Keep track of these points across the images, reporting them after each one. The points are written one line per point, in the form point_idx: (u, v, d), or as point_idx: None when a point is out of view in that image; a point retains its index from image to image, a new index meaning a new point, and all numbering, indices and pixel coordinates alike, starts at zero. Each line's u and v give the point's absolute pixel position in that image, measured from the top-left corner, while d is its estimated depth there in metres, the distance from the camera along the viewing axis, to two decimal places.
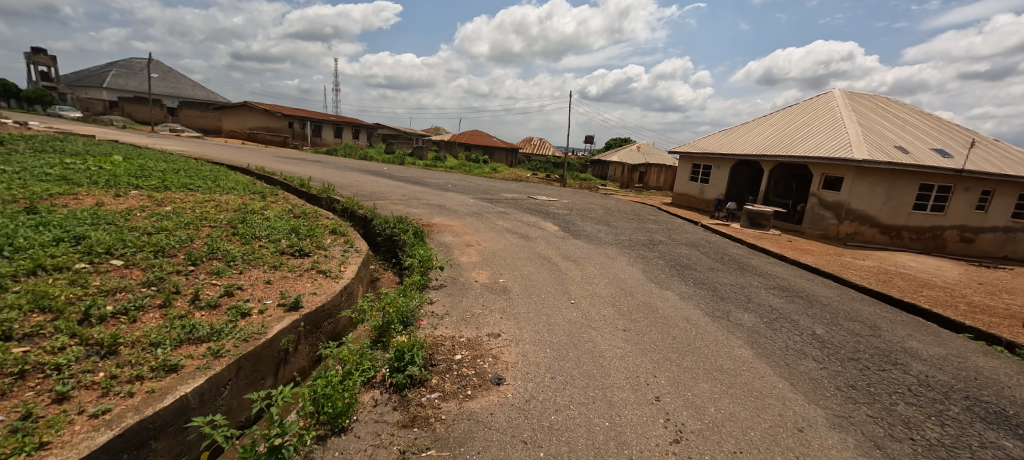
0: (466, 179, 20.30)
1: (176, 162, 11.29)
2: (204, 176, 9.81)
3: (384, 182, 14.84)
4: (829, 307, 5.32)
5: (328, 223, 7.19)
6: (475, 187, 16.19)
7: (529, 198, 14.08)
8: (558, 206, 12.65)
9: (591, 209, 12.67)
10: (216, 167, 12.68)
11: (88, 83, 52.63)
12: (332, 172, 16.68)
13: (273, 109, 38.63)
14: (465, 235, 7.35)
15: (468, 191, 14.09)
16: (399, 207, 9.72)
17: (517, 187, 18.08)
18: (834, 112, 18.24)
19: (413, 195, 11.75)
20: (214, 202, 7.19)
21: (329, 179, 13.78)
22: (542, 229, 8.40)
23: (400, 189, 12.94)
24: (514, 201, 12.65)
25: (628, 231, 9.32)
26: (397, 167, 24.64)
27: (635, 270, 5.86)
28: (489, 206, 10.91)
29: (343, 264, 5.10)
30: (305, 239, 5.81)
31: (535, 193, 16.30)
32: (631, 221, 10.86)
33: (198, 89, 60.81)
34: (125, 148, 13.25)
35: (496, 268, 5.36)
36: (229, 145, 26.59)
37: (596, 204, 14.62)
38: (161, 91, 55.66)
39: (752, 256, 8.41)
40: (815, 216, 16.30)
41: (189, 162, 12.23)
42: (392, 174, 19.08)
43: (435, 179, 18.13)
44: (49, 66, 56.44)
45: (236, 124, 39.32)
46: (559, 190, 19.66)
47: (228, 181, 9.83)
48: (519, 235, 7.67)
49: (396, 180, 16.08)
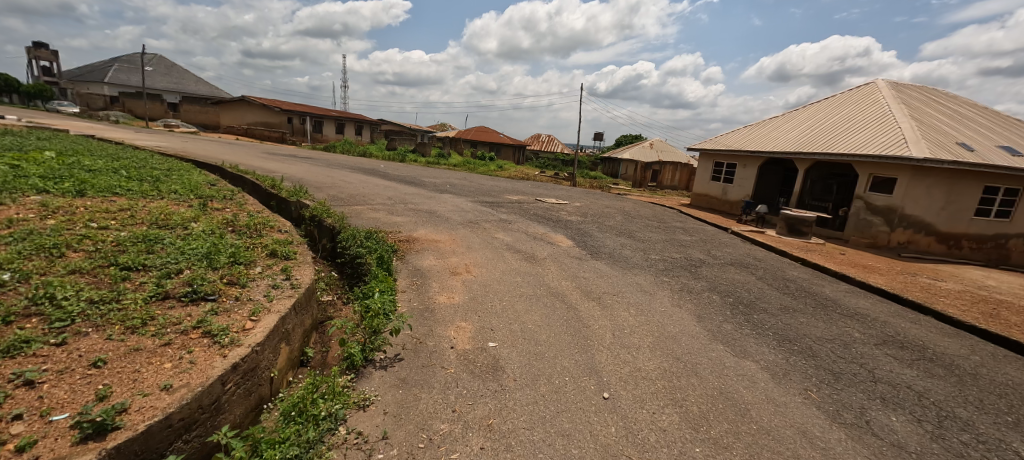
0: (468, 178, 18.60)
1: (127, 160, 9.74)
2: (148, 177, 8.20)
3: (373, 182, 13.20)
4: (986, 383, 3.53)
5: (272, 240, 5.49)
6: (477, 187, 14.49)
7: (536, 201, 12.36)
8: (570, 211, 10.89)
9: (608, 214, 10.90)
10: (181, 165, 11.15)
11: (90, 78, 51.92)
12: (319, 170, 15.10)
13: (272, 104, 37.29)
14: (451, 256, 5.60)
15: (467, 193, 12.38)
16: (378, 214, 8.02)
17: (524, 188, 16.33)
18: (881, 104, 16.14)
19: (402, 198, 10.08)
20: (128, 213, 5.58)
21: (311, 179, 12.18)
22: (551, 245, 6.64)
23: (387, 191, 11.27)
24: (519, 205, 10.92)
25: (657, 245, 7.53)
26: (395, 164, 23.06)
27: (688, 317, 4.06)
28: (489, 212, 9.21)
29: (255, 314, 3.39)
30: (217, 269, 4.11)
31: (544, 195, 14.56)
32: (658, 231, 9.06)
33: (201, 84, 59.91)
34: (83, 144, 11.78)
35: (484, 319, 3.60)
36: (221, 142, 25.23)
37: (613, 207, 12.83)
38: (164, 86, 54.82)
39: (821, 281, 6.57)
40: (861, 222, 14.34)
41: (147, 160, 10.67)
42: (387, 172, 17.41)
43: (434, 179, 16.46)
44: (53, 61, 55.92)
45: (234, 119, 38.11)
46: (569, 190, 17.86)
47: (176, 182, 8.21)
48: (522, 255, 5.93)
49: (389, 180, 14.45)
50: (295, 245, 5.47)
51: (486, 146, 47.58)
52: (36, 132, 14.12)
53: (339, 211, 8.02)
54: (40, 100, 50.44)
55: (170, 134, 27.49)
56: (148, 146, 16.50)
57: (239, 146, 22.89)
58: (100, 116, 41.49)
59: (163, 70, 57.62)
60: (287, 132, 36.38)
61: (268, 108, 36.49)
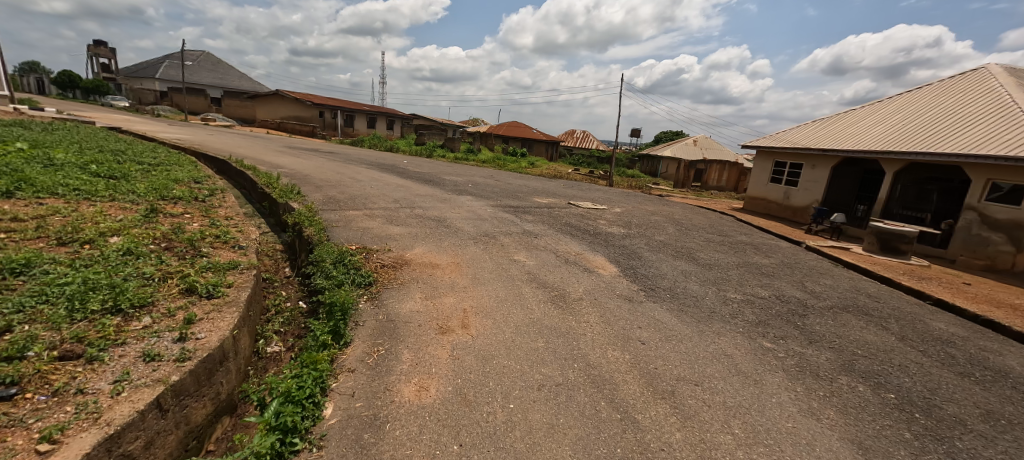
0: (495, 177, 17.01)
1: (112, 154, 8.72)
2: (117, 173, 7.04)
3: (387, 180, 11.83)
4: None
5: (206, 264, 4.02)
6: (503, 188, 12.84)
7: (569, 205, 10.58)
8: (611, 220, 9.02)
9: (657, 225, 8.98)
10: (178, 160, 10.13)
11: (143, 75, 54.33)
12: (334, 165, 13.93)
13: (305, 98, 37.19)
14: (446, 292, 3.95)
15: (489, 195, 10.77)
16: (370, 223, 6.50)
17: (556, 189, 14.51)
18: (998, 93, 13.16)
19: (409, 201, 8.58)
20: (37, 223, 4.31)
21: (316, 176, 10.93)
22: (587, 275, 4.86)
23: (397, 191, 9.79)
24: (548, 211, 9.18)
25: (732, 275, 5.58)
26: (420, 160, 21.86)
27: (845, 452, 2.23)
28: (509, 221, 7.54)
29: (52, 436, 1.88)
30: (67, 325, 2.63)
31: (580, 198, 12.70)
32: (726, 252, 7.06)
33: (244, 80, 61.51)
34: (83, 136, 11.01)
35: (468, 458, 1.96)
36: (250, 135, 24.91)
37: (660, 215, 10.83)
38: (209, 81, 56.66)
39: (990, 342, 4.44)
40: (972, 239, 11.65)
41: (140, 154, 9.68)
42: (408, 168, 16.06)
43: (456, 176, 14.99)
44: (111, 59, 59.03)
45: (268, 113, 38.26)
46: (608, 192, 15.83)
47: (147, 180, 7.02)
48: (547, 291, 4.19)
49: (406, 177, 13.08)
50: (233, 274, 3.96)
51: (518, 142, 45.97)
52: (53, 124, 13.66)
53: (326, 218, 6.53)
54: (98, 95, 53.33)
55: (203, 127, 27.55)
56: (166, 140, 15.92)
57: (264, 140, 22.30)
58: (148, 110, 43.05)
59: (209, 65, 59.59)
60: (318, 126, 36.18)
61: (300, 102, 36.34)
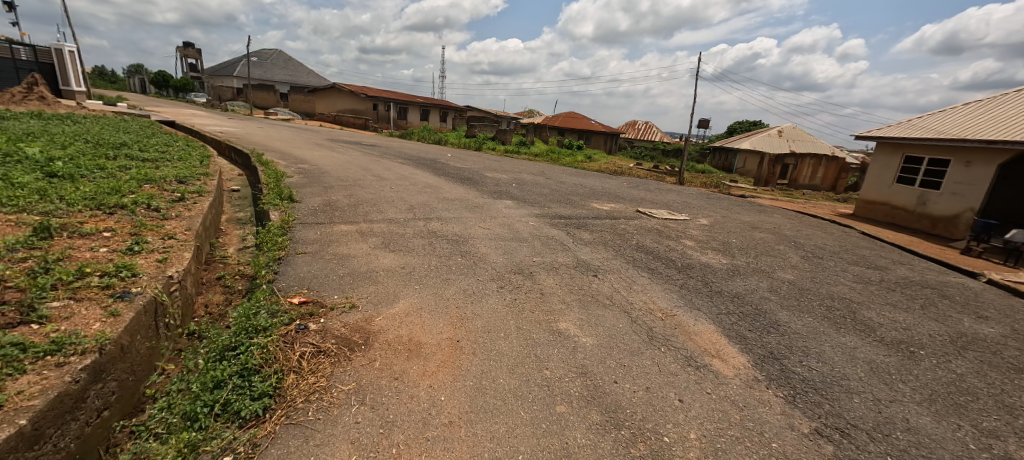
0: (547, 173, 14.78)
1: (106, 149, 7.65)
2: (76, 171, 5.75)
3: (416, 175, 10.09)
4: None
5: (1, 350, 2.24)
6: (553, 188, 10.62)
7: (639, 214, 8.12)
8: (700, 240, 6.49)
9: (769, 249, 6.32)
10: (187, 154, 9.02)
11: (222, 72, 58.11)
12: (366, 159, 12.49)
13: (360, 90, 37.04)
14: (406, 443, 1.88)
15: (534, 198, 8.62)
16: (358, 244, 4.60)
17: (618, 190, 12.01)
18: None
19: (429, 207, 6.69)
20: None
21: (336, 172, 9.43)
22: (694, 382, 2.55)
23: (419, 192, 7.94)
24: (611, 224, 6.87)
25: (968, 380, 3.00)
26: (466, 154, 20.12)
27: None
28: (555, 242, 5.36)
29: None
30: None
31: (650, 202, 10.13)
32: (908, 310, 4.35)
33: (310, 75, 63.92)
34: (105, 127, 10.32)
35: None
36: (301, 128, 24.70)
37: (765, 230, 8.03)
38: (279, 77, 59.46)
39: None
40: None
41: (145, 148, 8.63)
42: (448, 162, 14.33)
43: (501, 172, 12.95)
44: (197, 59, 63.96)
45: (326, 106, 38.71)
46: (684, 194, 12.96)
47: (106, 180, 5.64)
48: (621, 443, 1.98)
49: (441, 173, 11.27)
50: (31, 376, 2.15)
51: (574, 133, 43.14)
52: (99, 117, 13.45)
53: (300, 235, 4.72)
54: (185, 92, 57.96)
55: (261, 121, 27.98)
56: (209, 133, 15.45)
57: (311, 132, 21.77)
58: (222, 107, 45.32)
59: (280, 61, 62.52)
60: (372, 119, 35.96)
61: (355, 95, 36.26)
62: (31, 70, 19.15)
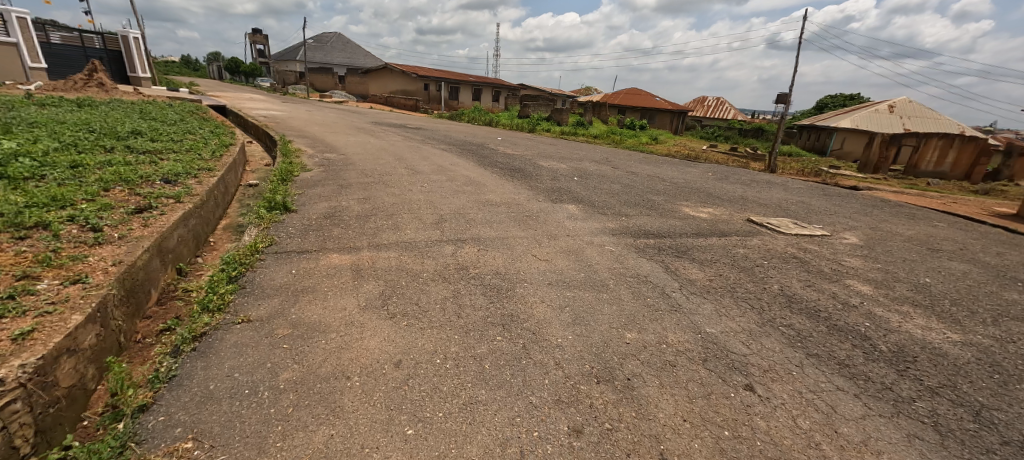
0: (612, 160, 12.46)
1: (104, 139, 6.64)
2: (31, 170, 4.59)
3: (455, 166, 8.37)
4: None
5: None
6: (624, 183, 8.43)
7: (755, 226, 5.81)
8: (876, 282, 4.15)
9: (1005, 304, 3.86)
10: (202, 144, 7.93)
11: (285, 57, 59.88)
12: (404, 146, 10.98)
13: (411, 69, 35.89)
14: None
15: (605, 200, 6.56)
16: (340, 295, 2.90)
17: (707, 184, 9.51)
18: None
19: (463, 217, 4.90)
20: None
21: (363, 163, 7.95)
22: None
23: (454, 192, 6.18)
24: (725, 248, 4.69)
25: None
26: (519, 136, 18.10)
27: None
28: (652, 290, 3.36)
29: None
30: None
31: (757, 204, 7.64)
32: None
33: (366, 56, 64.19)
34: (131, 115, 9.57)
35: None
36: (350, 110, 23.90)
37: (956, 256, 5.40)
38: (337, 59, 60.27)
39: None
40: None
41: (156, 137, 7.61)
42: (496, 148, 12.50)
43: (558, 161, 10.89)
44: (265, 44, 66.56)
45: (378, 88, 37.46)
46: (793, 190, 10.13)
47: (57, 184, 4.40)
48: None
49: (487, 162, 9.45)
50: None
51: (636, 112, 39.43)
52: (143, 104, 13.02)
53: (261, 277, 3.10)
54: (253, 77, 60.68)
55: (314, 103, 27.71)
56: (251, 119, 14.73)
57: (358, 114, 20.77)
58: (284, 90, 46.54)
59: (338, 43, 63.07)
60: (422, 100, 34.75)
61: (406, 75, 34.91)
62: (101, 58, 19.68)
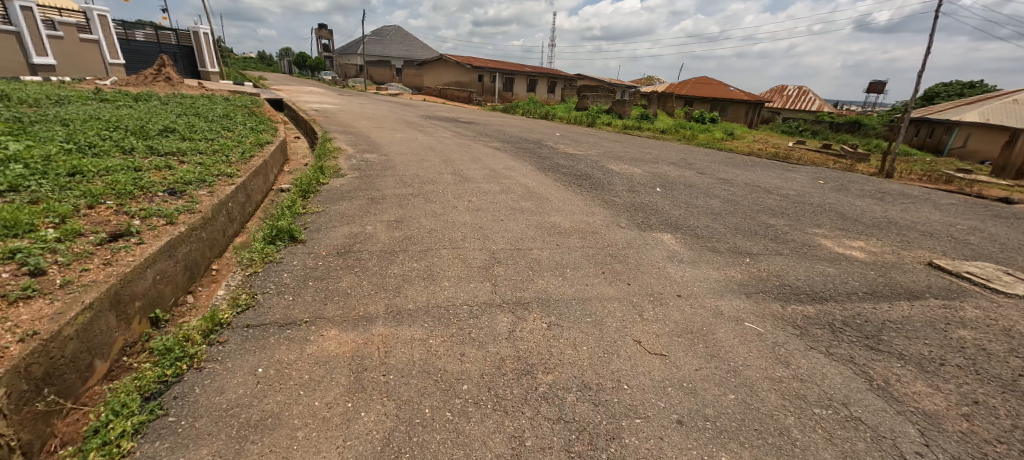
0: (693, 163, 10.45)
1: (129, 139, 6.01)
2: (10, 182, 3.84)
3: (508, 172, 7.00)
4: None
5: None
6: (722, 197, 6.62)
7: (950, 279, 3.91)
8: None
9: None
10: (235, 143, 7.21)
11: (347, 51, 61.64)
12: (452, 143, 9.78)
13: (466, 60, 34.90)
14: None
15: (709, 226, 4.88)
16: (315, 444, 1.65)
17: (829, 199, 7.42)
18: None
19: (522, 256, 3.51)
20: None
21: (403, 167, 6.81)
22: None
23: (508, 212, 4.80)
24: (937, 329, 2.94)
25: None
26: (578, 131, 16.39)
27: None
28: (878, 451, 1.80)
29: None
30: None
31: (920, 233, 5.55)
32: None
33: (422, 48, 64.48)
34: (176, 110, 9.16)
35: None
36: (403, 103, 23.32)
37: None
38: (395, 52, 61.00)
39: None
40: None
41: (188, 135, 6.96)
42: (554, 146, 10.96)
43: (630, 163, 9.19)
44: (329, 38, 68.97)
45: (432, 80, 36.41)
46: (949, 208, 7.68)
47: (28, 202, 3.59)
48: None
49: (546, 165, 7.99)
50: None
51: (706, 103, 35.90)
52: (199, 99, 12.92)
53: (206, 387, 1.93)
54: (317, 71, 63.18)
55: (370, 96, 27.57)
56: (301, 113, 14.29)
57: (409, 107, 20.02)
58: (344, 82, 47.64)
59: (395, 36, 63.73)
60: (476, 92, 33.77)
61: (460, 66, 33.84)
62: (174, 54, 20.52)
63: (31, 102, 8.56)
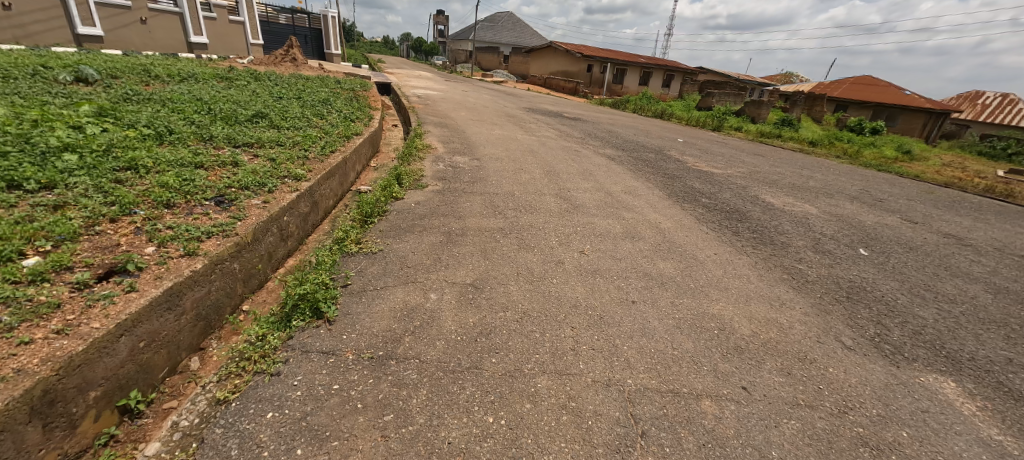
0: (883, 201, 7.54)
1: (213, 126, 5.51)
2: (44, 179, 3.24)
3: (628, 200, 5.26)
4: None
5: None
6: (982, 280, 4.13)
7: None
8: None
9: None
10: (322, 133, 6.49)
11: (460, 37, 63.11)
12: (557, 147, 8.24)
13: (576, 48, 32.74)
14: None
15: (1015, 364, 2.69)
16: None
17: None
18: None
19: (685, 421, 1.87)
20: None
21: (496, 180, 5.46)
22: None
23: (640, 282, 3.13)
24: None
25: None
26: (705, 138, 13.68)
27: None
28: None
29: None
30: None
31: None
32: None
33: (533, 36, 63.28)
34: (281, 91, 8.92)
35: None
36: (507, 92, 22.31)
37: None
38: (505, 38, 60.77)
39: None
40: None
41: (277, 121, 6.39)
42: (681, 159, 8.80)
43: (795, 196, 6.77)
44: (445, 24, 71.39)
45: (539, 69, 34.80)
46: None
47: (40, 212, 2.90)
48: None
49: (679, 191, 6.05)
50: None
51: (866, 109, 29.19)
52: (312, 80, 13.06)
53: None
54: (431, 56, 65.97)
55: (474, 83, 27.08)
56: (404, 99, 13.88)
57: (512, 97, 18.84)
58: (453, 68, 48.63)
59: (507, 21, 63.19)
60: (584, 83, 31.58)
61: (569, 55, 31.86)
62: (306, 36, 21.92)
63: (163, 78, 8.92)
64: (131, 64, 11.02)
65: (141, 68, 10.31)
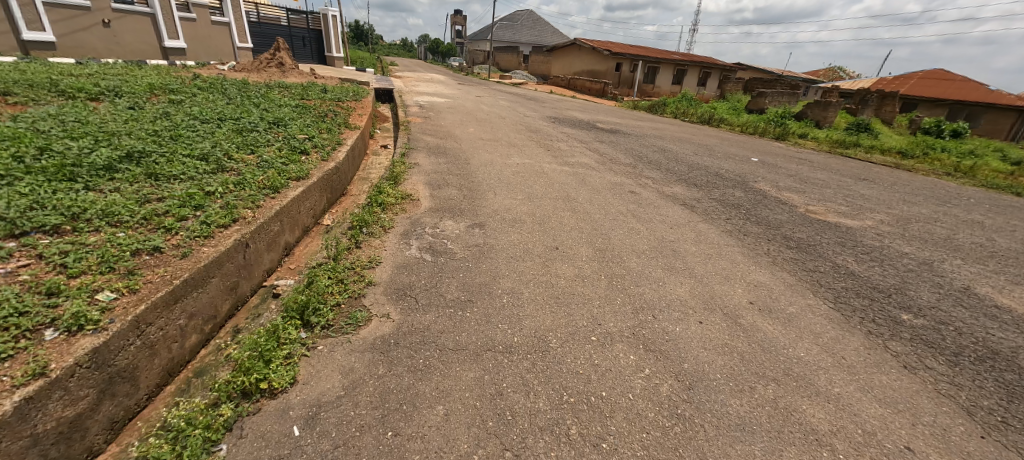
0: None
1: (10, 187, 3.11)
2: None
3: (781, 342, 2.56)
4: None
5: None
6: None
7: None
8: None
9: None
10: (231, 183, 4.01)
11: (477, 36, 60.64)
12: (602, 186, 5.57)
13: (603, 45, 29.66)
14: None
15: None
16: None
17: None
18: None
19: None
20: None
21: (510, 288, 2.83)
22: None
23: None
24: None
25: None
26: (781, 154, 10.69)
27: None
28: None
29: None
30: None
31: None
32: None
33: (554, 33, 60.20)
34: (221, 107, 6.51)
35: None
36: (527, 97, 19.57)
37: None
38: (525, 36, 57.91)
39: None
40: None
41: (158, 167, 3.94)
42: (783, 200, 5.99)
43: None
44: (463, 25, 69.12)
45: (563, 68, 31.97)
46: None
47: None
48: None
49: (846, 294, 3.30)
50: None
51: (942, 108, 25.19)
52: (291, 88, 10.74)
53: None
54: (447, 57, 63.84)
55: (490, 86, 24.54)
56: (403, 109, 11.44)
57: (532, 103, 16.24)
58: (470, 69, 46.20)
59: (526, 18, 60.31)
60: (613, 84, 28.44)
61: (595, 52, 28.83)
62: (304, 37, 19.92)
63: (67, 90, 6.64)
64: (62, 73, 8.87)
65: (64, 78, 8.10)
